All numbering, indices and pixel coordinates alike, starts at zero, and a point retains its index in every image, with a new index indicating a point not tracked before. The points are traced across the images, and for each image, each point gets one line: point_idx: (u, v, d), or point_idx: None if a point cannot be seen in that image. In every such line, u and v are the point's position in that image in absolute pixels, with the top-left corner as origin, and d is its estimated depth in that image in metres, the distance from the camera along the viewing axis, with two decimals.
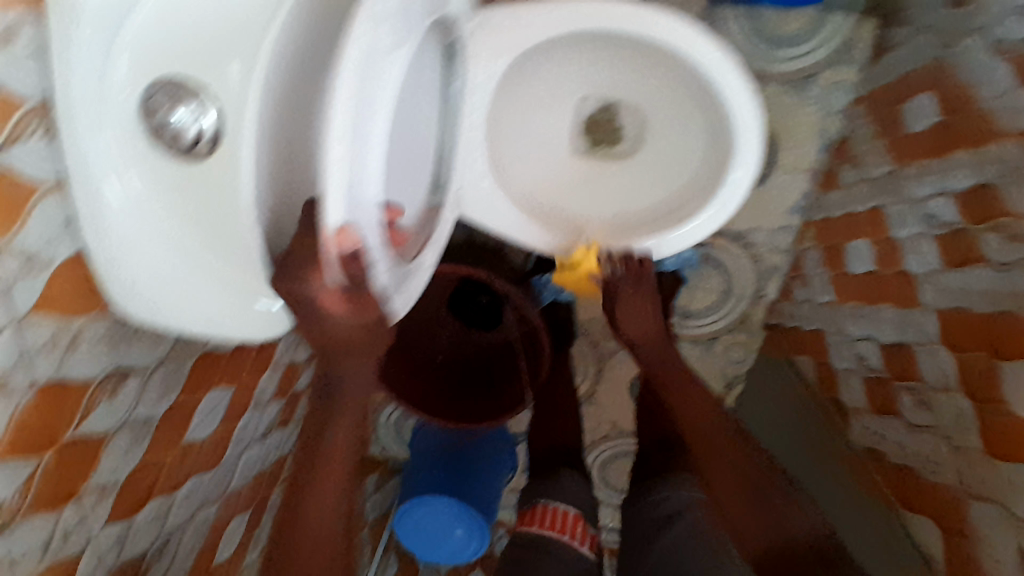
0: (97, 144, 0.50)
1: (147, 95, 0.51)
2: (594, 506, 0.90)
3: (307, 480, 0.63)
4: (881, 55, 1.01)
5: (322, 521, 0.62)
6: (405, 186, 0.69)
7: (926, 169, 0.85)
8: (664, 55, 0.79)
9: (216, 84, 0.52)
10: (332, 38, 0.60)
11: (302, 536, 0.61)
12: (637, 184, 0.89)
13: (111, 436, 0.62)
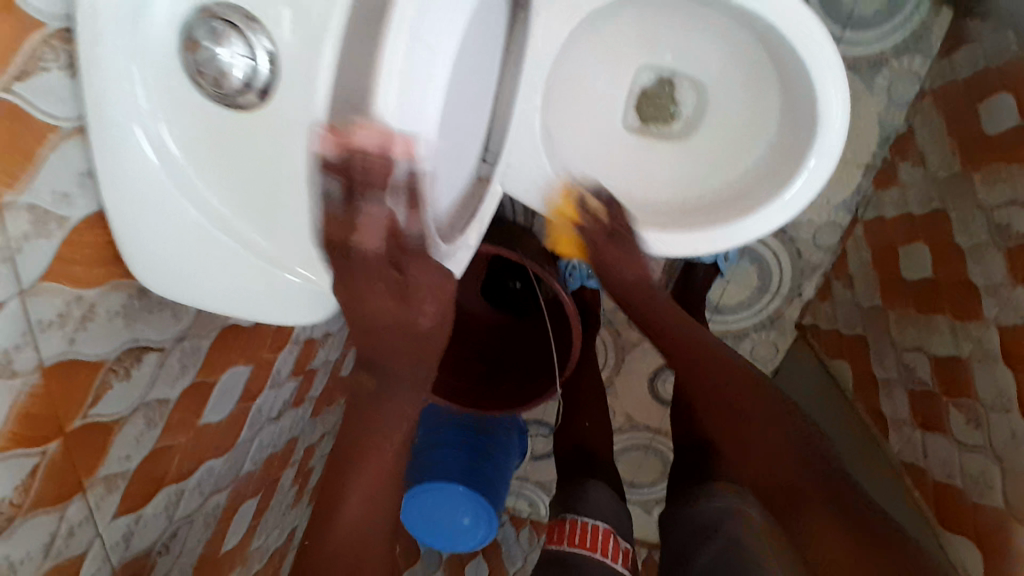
0: (124, 83, 0.41)
1: (188, 25, 0.41)
2: (625, 517, 0.85)
3: (347, 476, 0.63)
4: (956, 47, 0.94)
5: (356, 520, 0.64)
6: (461, 155, 0.62)
7: (999, 174, 0.79)
8: (747, 23, 0.72)
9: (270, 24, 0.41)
10: None
11: (337, 531, 0.64)
12: (694, 166, 0.83)
13: (123, 420, 0.56)
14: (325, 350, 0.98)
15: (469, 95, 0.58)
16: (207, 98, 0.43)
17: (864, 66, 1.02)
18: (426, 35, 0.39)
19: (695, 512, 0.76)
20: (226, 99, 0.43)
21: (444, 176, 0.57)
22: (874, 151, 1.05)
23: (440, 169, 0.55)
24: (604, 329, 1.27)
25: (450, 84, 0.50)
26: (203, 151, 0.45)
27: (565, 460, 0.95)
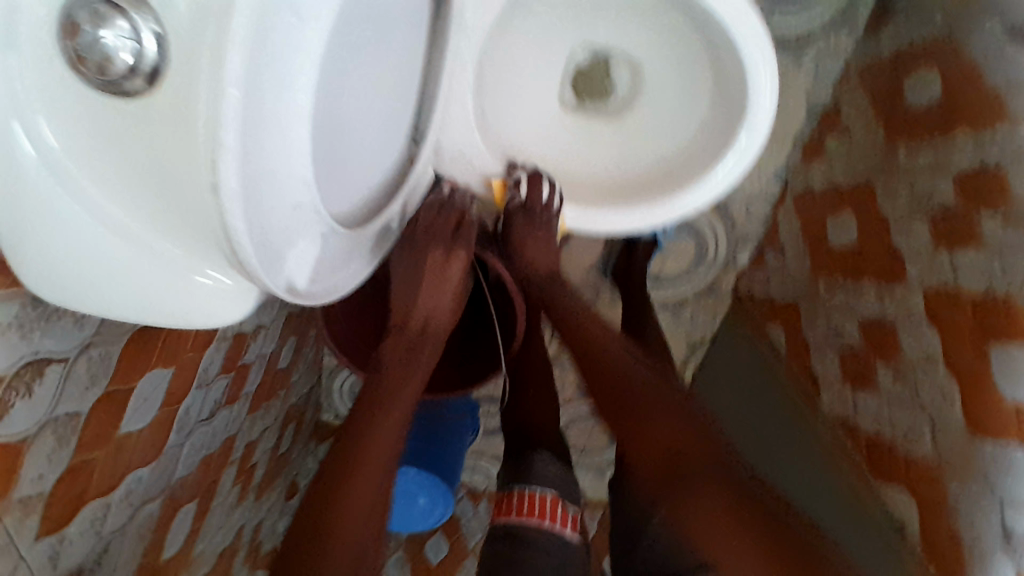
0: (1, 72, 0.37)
1: (70, 8, 0.36)
2: (573, 485, 0.86)
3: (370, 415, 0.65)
4: (881, 20, 0.97)
5: (377, 459, 0.63)
6: (389, 141, 0.57)
7: (922, 144, 0.83)
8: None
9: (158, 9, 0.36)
10: None
11: (361, 466, 0.61)
12: (629, 145, 0.83)
13: (31, 440, 0.52)
14: (257, 344, 0.95)
15: (379, 67, 0.51)
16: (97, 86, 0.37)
17: (795, 40, 1.04)
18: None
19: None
20: (110, 84, 0.37)
21: (360, 162, 0.51)
22: (802, 123, 1.08)
23: (352, 154, 0.49)
24: (548, 306, 1.27)
25: (354, 59, 0.45)
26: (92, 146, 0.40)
27: (514, 435, 0.94)
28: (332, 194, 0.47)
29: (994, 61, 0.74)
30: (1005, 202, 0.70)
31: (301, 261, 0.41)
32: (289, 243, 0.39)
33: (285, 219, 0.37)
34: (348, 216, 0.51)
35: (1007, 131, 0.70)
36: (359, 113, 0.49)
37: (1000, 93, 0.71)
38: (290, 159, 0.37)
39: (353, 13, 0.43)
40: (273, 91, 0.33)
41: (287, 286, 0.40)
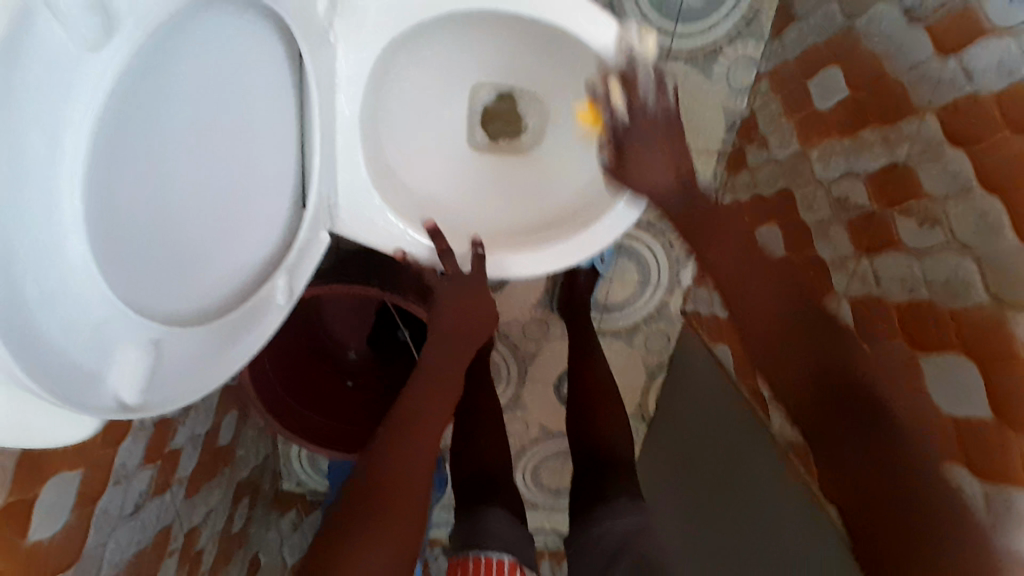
0: None
1: None
2: (528, 539, 0.81)
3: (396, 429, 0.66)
4: (784, 28, 0.95)
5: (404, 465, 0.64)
6: (255, 216, 0.55)
7: (834, 150, 0.82)
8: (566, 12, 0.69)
9: None
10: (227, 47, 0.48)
11: (389, 475, 0.63)
12: (541, 180, 0.82)
13: None
14: (189, 426, 0.91)
15: (219, 154, 0.50)
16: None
17: (700, 56, 1.01)
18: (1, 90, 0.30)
19: (600, 535, 0.75)
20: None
21: (205, 256, 0.49)
22: (723, 136, 1.06)
23: (179, 253, 0.46)
24: (500, 345, 1.23)
25: (166, 159, 0.44)
26: None
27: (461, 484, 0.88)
28: (149, 295, 0.43)
29: (895, 60, 0.73)
30: (917, 201, 0.69)
31: (119, 372, 0.40)
32: (84, 360, 0.38)
33: (55, 330, 0.35)
34: (194, 307, 0.48)
35: (914, 127, 0.69)
36: (201, 198, 0.48)
37: (906, 88, 0.71)
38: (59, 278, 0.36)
39: (157, 108, 0.42)
40: (6, 212, 0.31)
41: (111, 402, 0.40)
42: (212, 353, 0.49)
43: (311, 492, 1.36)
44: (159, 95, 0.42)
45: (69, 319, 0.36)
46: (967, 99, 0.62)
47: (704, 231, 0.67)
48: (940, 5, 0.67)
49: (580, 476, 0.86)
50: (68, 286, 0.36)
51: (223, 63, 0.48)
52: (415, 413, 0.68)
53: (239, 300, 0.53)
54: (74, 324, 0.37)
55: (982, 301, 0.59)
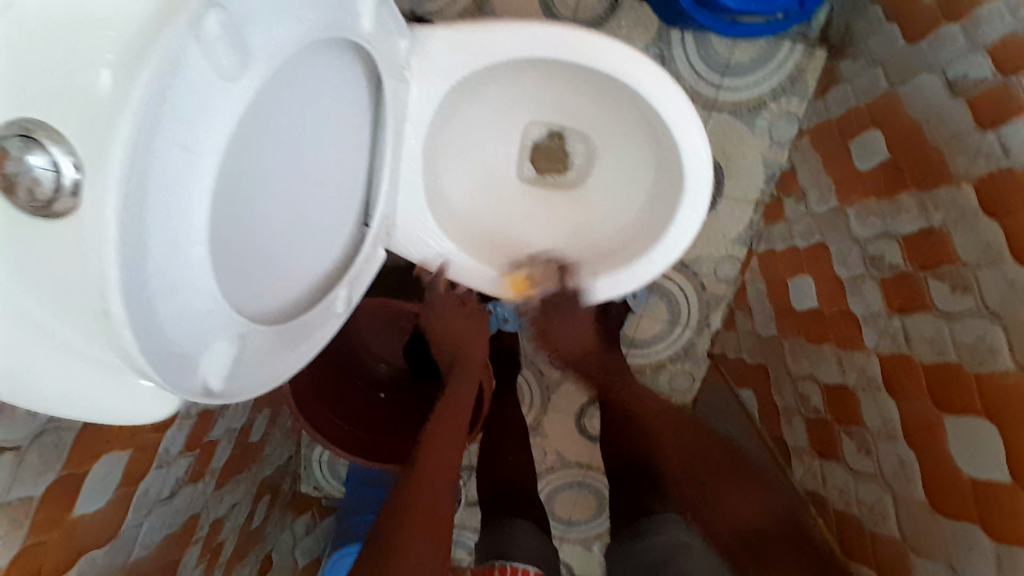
0: None
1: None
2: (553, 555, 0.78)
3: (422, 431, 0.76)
4: (829, 87, 0.99)
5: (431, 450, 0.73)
6: (326, 229, 0.59)
7: (872, 209, 0.85)
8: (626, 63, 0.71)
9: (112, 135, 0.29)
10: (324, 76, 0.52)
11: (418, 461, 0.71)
12: (584, 215, 0.86)
13: None
14: (226, 419, 0.95)
15: (310, 173, 0.54)
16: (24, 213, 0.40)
17: (744, 108, 1.04)
18: (179, 117, 0.33)
19: (642, 549, 0.74)
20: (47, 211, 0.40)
21: (279, 259, 0.52)
22: (762, 187, 1.09)
23: (262, 253, 0.49)
24: (526, 371, 1.26)
25: (272, 174, 0.48)
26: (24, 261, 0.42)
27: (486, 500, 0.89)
28: (239, 290, 0.46)
29: (934, 129, 0.75)
30: (951, 266, 0.71)
31: (213, 363, 0.43)
32: (194, 348, 0.40)
33: (187, 326, 0.39)
34: (268, 307, 0.51)
35: (953, 195, 0.72)
36: (290, 211, 0.52)
37: (946, 157, 0.73)
38: (194, 275, 0.38)
39: (273, 128, 0.47)
40: (170, 220, 0.35)
41: (201, 387, 0.42)
42: (285, 357, 0.53)
43: (326, 497, 1.39)
44: (273, 117, 0.46)
45: (196, 311, 0.39)
46: (1003, 171, 0.64)
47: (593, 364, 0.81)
48: (979, 80, 0.69)
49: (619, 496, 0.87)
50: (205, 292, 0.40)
51: (323, 90, 0.52)
52: (440, 462, 0.72)
53: (307, 308, 0.57)
54: (202, 323, 0.40)
55: (1007, 368, 0.61)
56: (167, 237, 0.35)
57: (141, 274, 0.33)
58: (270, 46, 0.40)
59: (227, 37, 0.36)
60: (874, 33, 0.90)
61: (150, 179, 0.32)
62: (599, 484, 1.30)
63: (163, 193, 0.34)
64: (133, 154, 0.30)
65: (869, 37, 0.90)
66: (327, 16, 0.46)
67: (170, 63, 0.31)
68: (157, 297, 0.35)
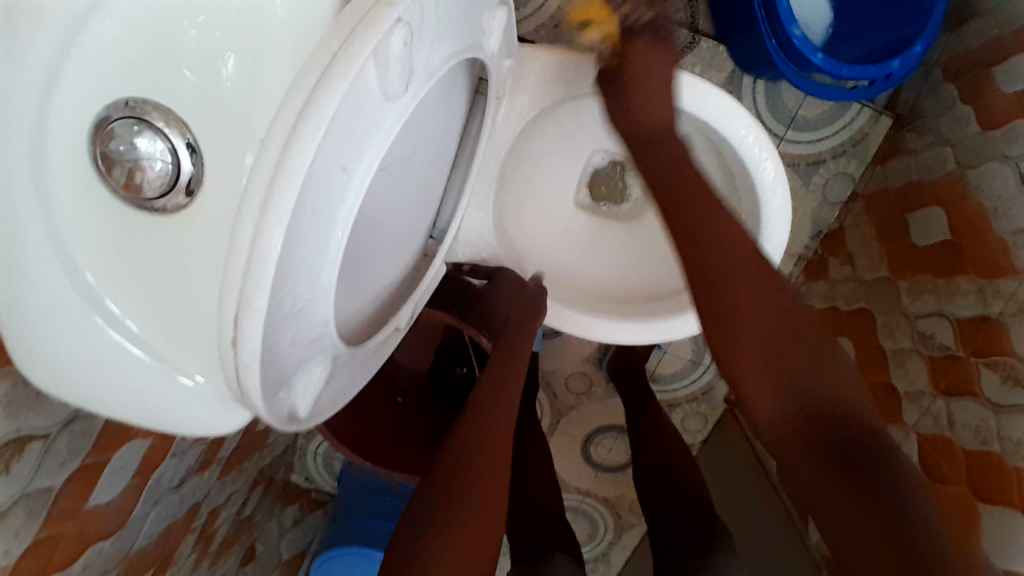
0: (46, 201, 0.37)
1: (106, 125, 0.36)
2: None
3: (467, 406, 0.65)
4: (890, 156, 0.99)
5: (476, 431, 0.62)
6: (403, 244, 0.57)
7: (926, 287, 0.85)
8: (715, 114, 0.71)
9: (293, 153, 0.30)
10: (443, 97, 0.50)
11: (467, 440, 0.60)
12: (638, 249, 0.85)
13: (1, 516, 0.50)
14: None
15: (405, 191, 0.52)
16: (119, 198, 0.39)
17: (803, 163, 1.04)
18: (346, 141, 0.33)
19: None
20: (150, 205, 0.39)
21: (367, 274, 0.50)
22: (807, 242, 1.08)
23: (354, 266, 0.46)
24: (541, 392, 1.25)
25: (376, 197, 0.46)
26: (128, 261, 0.40)
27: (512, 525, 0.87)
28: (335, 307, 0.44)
29: (1002, 218, 0.75)
30: (1003, 357, 0.71)
31: (304, 389, 0.41)
32: (295, 369, 0.38)
33: (298, 347, 0.37)
34: (352, 329, 0.49)
35: (1014, 288, 0.72)
36: (383, 231, 0.51)
37: (1012, 248, 0.73)
38: (314, 297, 0.37)
39: (394, 150, 0.45)
40: (316, 244, 0.35)
41: (288, 412, 0.40)
42: (356, 380, 0.52)
43: (317, 491, 1.36)
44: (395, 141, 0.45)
45: (308, 332, 0.38)
46: None
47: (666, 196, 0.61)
48: None
49: (655, 538, 0.87)
50: (318, 320, 0.39)
51: (437, 110, 0.50)
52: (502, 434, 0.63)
53: (378, 329, 0.56)
54: (312, 345, 0.39)
55: None
56: (309, 257, 0.34)
57: (281, 290, 0.33)
58: (425, 75, 0.39)
59: (400, 67, 0.35)
60: (948, 110, 0.90)
61: (315, 198, 0.32)
62: (597, 511, 1.29)
63: (317, 217, 0.33)
64: (309, 172, 0.30)
65: (942, 114, 0.91)
66: (465, 46, 0.45)
67: (355, 88, 0.31)
68: (281, 321, 0.34)
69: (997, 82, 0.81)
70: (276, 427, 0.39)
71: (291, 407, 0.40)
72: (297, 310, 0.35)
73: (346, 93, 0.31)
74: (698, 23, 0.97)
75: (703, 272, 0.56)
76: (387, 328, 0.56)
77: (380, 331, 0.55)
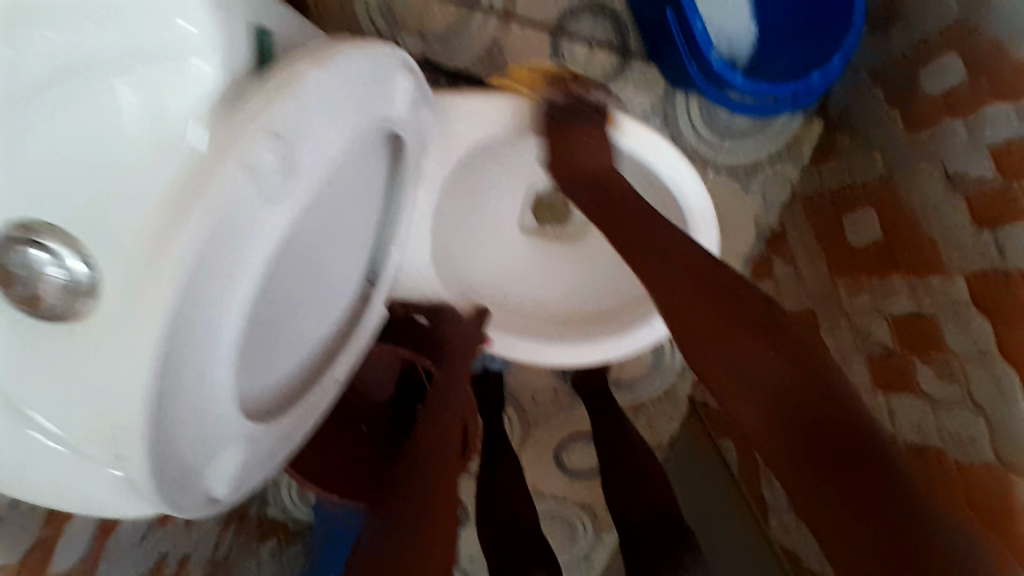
0: None
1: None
2: None
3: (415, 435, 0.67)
4: (825, 158, 1.01)
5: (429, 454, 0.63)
6: (332, 304, 0.58)
7: (862, 286, 0.88)
8: (640, 144, 0.73)
9: (168, 270, 0.32)
10: (353, 166, 0.52)
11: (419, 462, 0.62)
12: (582, 271, 0.86)
13: None
14: None
15: (324, 254, 0.53)
16: (30, 317, 0.36)
17: (742, 171, 1.06)
18: (224, 245, 0.35)
19: None
20: (62, 315, 0.36)
21: (289, 344, 0.52)
22: (752, 245, 1.11)
23: (271, 337, 0.48)
24: (509, 408, 1.27)
25: (287, 271, 0.48)
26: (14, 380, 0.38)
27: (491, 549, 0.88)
28: (250, 380, 0.46)
29: (929, 217, 0.79)
30: (938, 355, 0.74)
31: (218, 468, 0.43)
32: (201, 454, 0.40)
33: (198, 438, 0.39)
34: (273, 398, 0.51)
35: (944, 287, 0.75)
36: (303, 298, 0.51)
37: (941, 248, 0.76)
38: (211, 390, 0.38)
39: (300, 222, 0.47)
40: (201, 339, 0.36)
41: (201, 495, 0.42)
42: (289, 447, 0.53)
43: (295, 525, 1.35)
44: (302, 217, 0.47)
45: (211, 426, 0.40)
46: (997, 274, 0.67)
47: (616, 219, 0.65)
48: (979, 178, 0.72)
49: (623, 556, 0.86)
50: (225, 406, 0.41)
51: (348, 175, 0.52)
52: (449, 477, 0.61)
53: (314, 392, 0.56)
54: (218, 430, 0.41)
55: (989, 462, 0.65)
56: (192, 369, 0.36)
57: (160, 393, 0.35)
58: (319, 165, 0.41)
59: (278, 168, 0.37)
60: (875, 112, 0.93)
61: (194, 303, 0.34)
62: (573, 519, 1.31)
63: (198, 316, 0.35)
64: (179, 285, 0.33)
65: (869, 116, 0.94)
66: (365, 121, 0.46)
67: (216, 219, 0.33)
68: (172, 414, 0.36)
69: (923, 84, 0.84)
70: (186, 511, 0.41)
71: (201, 489, 0.41)
72: (192, 401, 0.37)
73: (210, 204, 0.33)
74: (629, 44, 0.98)
75: (633, 241, 0.63)
76: (320, 388, 0.56)
77: (317, 392, 0.56)
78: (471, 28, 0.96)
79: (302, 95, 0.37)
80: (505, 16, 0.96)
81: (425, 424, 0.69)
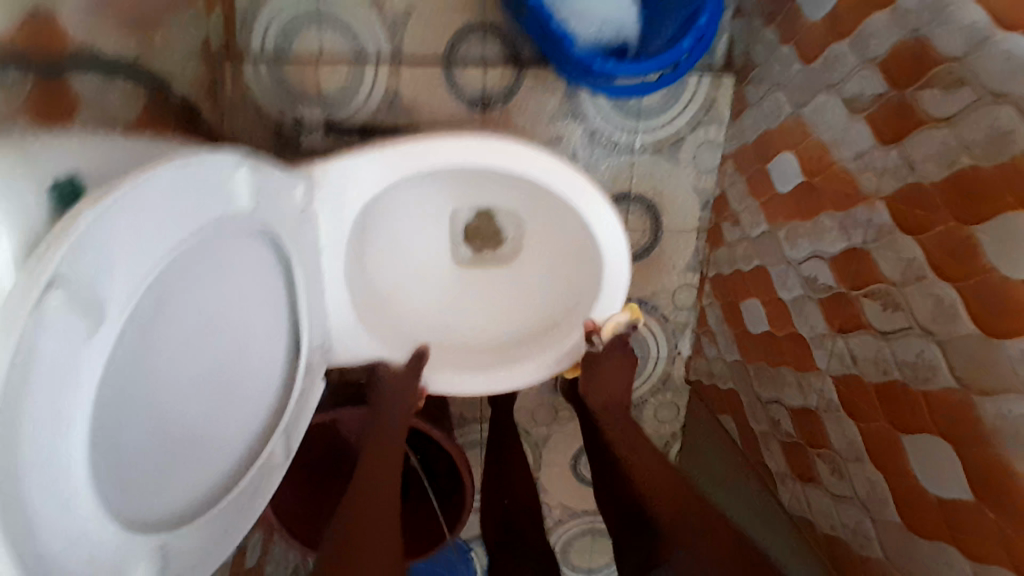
0: None
1: None
2: None
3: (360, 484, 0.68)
4: (742, 112, 1.00)
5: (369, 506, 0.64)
6: (235, 397, 0.61)
7: (799, 231, 0.86)
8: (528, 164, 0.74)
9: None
10: (209, 268, 0.54)
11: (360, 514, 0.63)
12: (518, 290, 0.88)
13: None
14: None
15: (207, 355, 0.56)
16: None
17: (666, 146, 1.06)
18: (44, 382, 0.36)
19: None
20: None
21: (186, 449, 0.54)
22: (700, 214, 1.11)
23: (161, 451, 0.51)
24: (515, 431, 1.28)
25: (164, 387, 0.50)
26: None
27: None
28: (135, 496, 0.48)
29: (839, 147, 0.77)
30: (878, 286, 0.71)
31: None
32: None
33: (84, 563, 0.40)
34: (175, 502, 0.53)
35: (866, 213, 0.73)
36: (192, 401, 0.54)
37: (855, 175, 0.75)
38: (77, 513, 0.40)
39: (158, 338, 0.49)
40: (49, 473, 0.37)
41: None
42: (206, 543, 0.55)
43: None
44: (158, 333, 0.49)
45: (102, 547, 0.42)
46: (909, 186, 0.65)
47: None
48: (874, 96, 0.70)
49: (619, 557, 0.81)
50: (101, 526, 0.42)
51: (206, 277, 0.54)
52: (386, 532, 0.61)
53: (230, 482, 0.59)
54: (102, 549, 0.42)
55: (950, 386, 0.59)
56: (52, 500, 0.38)
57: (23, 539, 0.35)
58: (136, 282, 0.43)
59: (83, 299, 0.39)
60: (772, 55, 0.92)
61: (26, 444, 0.35)
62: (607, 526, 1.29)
63: (37, 454, 0.36)
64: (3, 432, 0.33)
65: (767, 62, 0.93)
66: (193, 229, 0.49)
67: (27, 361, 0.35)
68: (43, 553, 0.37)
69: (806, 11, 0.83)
70: None
71: None
72: (59, 533, 0.38)
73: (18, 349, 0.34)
74: (521, 55, 1.00)
75: None
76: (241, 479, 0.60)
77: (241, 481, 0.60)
78: (366, 86, 1.00)
79: (99, 227, 0.40)
80: (395, 65, 0.99)
81: (362, 475, 0.69)
